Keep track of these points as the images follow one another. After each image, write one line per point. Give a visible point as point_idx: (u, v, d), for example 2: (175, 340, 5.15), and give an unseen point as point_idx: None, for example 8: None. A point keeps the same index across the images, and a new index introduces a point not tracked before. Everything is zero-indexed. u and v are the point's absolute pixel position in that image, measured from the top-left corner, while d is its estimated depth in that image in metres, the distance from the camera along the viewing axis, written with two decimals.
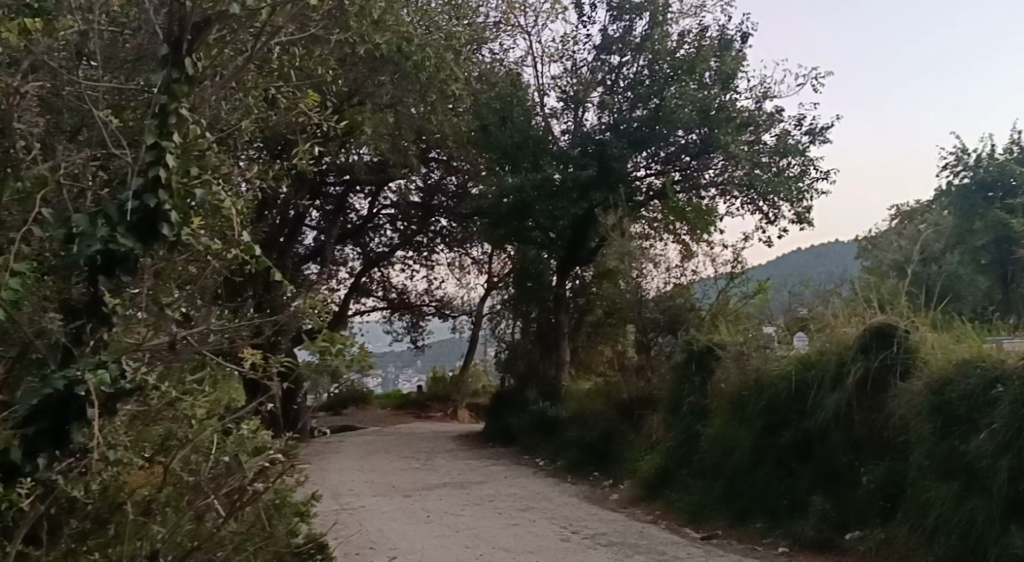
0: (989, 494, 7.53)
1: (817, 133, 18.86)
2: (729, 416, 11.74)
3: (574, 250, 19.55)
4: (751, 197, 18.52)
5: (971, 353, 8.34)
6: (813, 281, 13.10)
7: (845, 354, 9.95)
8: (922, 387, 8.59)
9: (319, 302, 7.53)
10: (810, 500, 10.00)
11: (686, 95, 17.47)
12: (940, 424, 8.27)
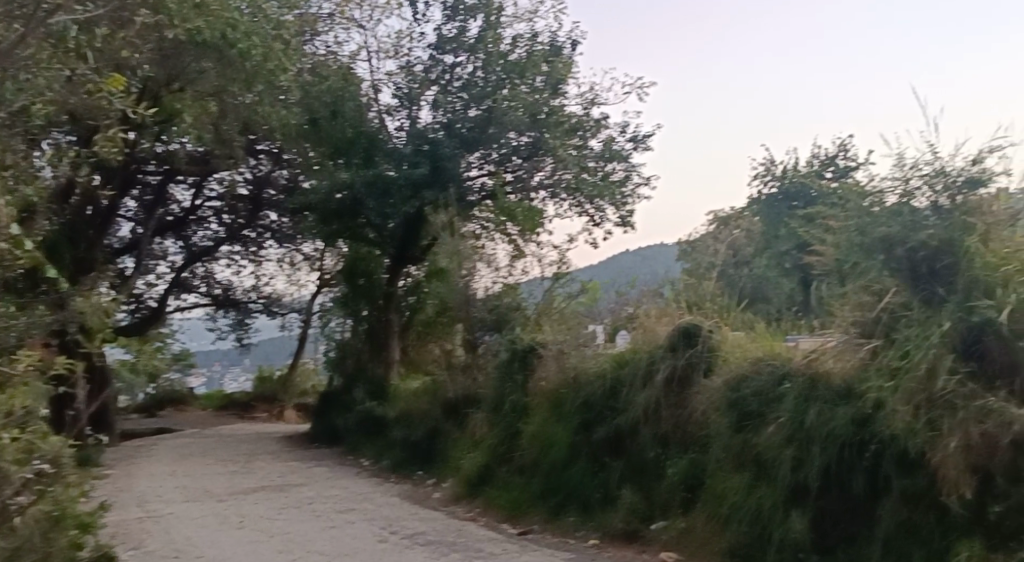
0: (776, 484, 8.07)
1: (640, 140, 19.57)
2: (549, 414, 12.01)
3: (406, 248, 19.37)
4: (579, 200, 18.84)
5: (765, 352, 8.91)
6: (635, 283, 13.56)
7: (655, 353, 10.38)
8: (720, 383, 9.06)
9: (100, 303, 7.23)
10: (620, 494, 10.38)
11: (518, 97, 17.76)
12: (735, 419, 8.78)
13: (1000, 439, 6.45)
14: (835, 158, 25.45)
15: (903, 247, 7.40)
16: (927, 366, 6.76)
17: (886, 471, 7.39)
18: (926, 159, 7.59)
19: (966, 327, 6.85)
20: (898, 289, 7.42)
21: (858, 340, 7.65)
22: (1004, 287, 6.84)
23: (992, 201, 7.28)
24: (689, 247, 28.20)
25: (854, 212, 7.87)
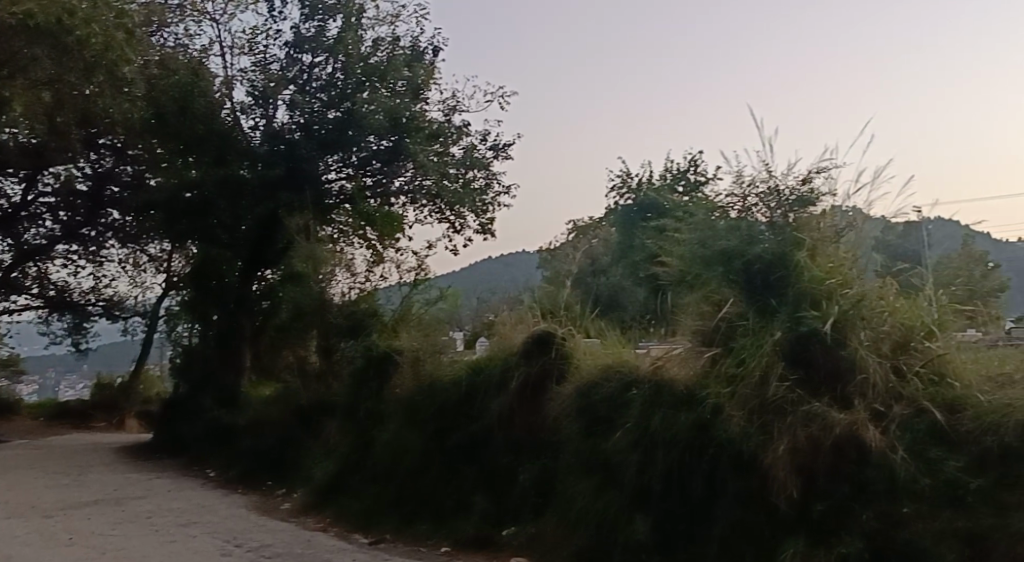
0: (622, 487, 8.29)
1: (500, 148, 19.77)
2: (402, 421, 11.84)
3: (259, 251, 18.51)
4: (438, 205, 19.05)
5: (614, 359, 9.12)
6: (499, 289, 13.75)
7: (510, 360, 10.48)
8: (571, 391, 9.22)
9: None
10: (472, 500, 10.40)
11: (378, 101, 17.30)
12: (585, 424, 8.97)
13: (823, 441, 6.88)
14: (685, 172, 26.52)
15: (740, 260, 7.77)
16: (760, 374, 7.25)
17: (722, 474, 7.66)
18: (762, 177, 8.08)
19: (794, 340, 7.26)
20: (735, 301, 7.83)
21: (699, 347, 8.03)
22: (828, 298, 7.41)
23: (818, 216, 7.87)
24: (549, 255, 28.65)
25: (697, 226, 8.23)
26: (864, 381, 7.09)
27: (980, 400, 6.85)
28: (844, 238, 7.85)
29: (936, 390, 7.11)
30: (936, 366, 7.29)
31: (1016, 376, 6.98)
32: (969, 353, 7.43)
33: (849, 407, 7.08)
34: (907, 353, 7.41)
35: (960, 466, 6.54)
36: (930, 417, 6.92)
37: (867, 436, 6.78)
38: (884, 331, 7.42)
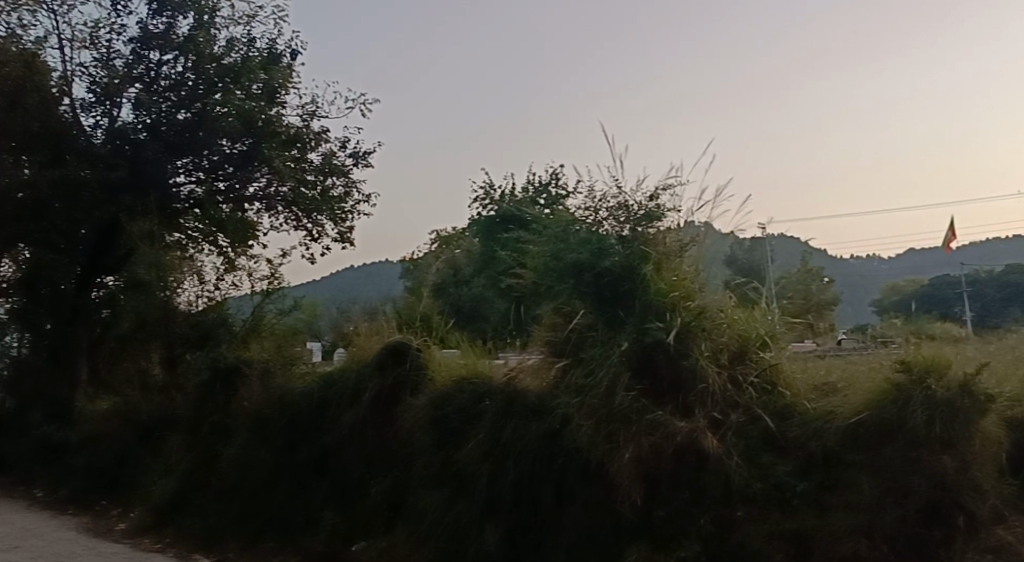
0: (472, 498, 8.26)
1: (359, 156, 19.44)
2: (248, 435, 11.41)
3: (99, 256, 17.69)
4: (294, 213, 18.42)
5: (468, 370, 9.12)
6: (356, 300, 13.44)
7: (364, 371, 10.27)
8: (423, 402, 9.08)
9: None
10: (321, 516, 10.14)
11: (231, 103, 16.61)
12: (438, 435, 8.86)
13: (665, 448, 7.05)
14: (547, 187, 26.84)
15: (591, 273, 7.86)
16: (607, 385, 7.37)
17: (571, 483, 7.75)
18: (612, 193, 8.25)
19: (640, 351, 7.45)
20: (585, 312, 7.96)
21: (550, 357, 8.17)
22: (672, 311, 7.64)
23: (664, 234, 8.09)
24: (410, 266, 28.37)
25: (551, 237, 8.35)
26: (704, 390, 7.35)
27: (807, 407, 7.33)
28: (688, 252, 8.13)
29: (768, 398, 7.52)
30: (768, 375, 7.74)
31: (838, 384, 7.61)
32: (796, 363, 7.95)
33: (689, 415, 7.32)
34: (743, 363, 7.78)
35: (788, 470, 6.91)
36: (762, 423, 7.32)
37: (705, 442, 7.00)
38: (722, 341, 7.73)
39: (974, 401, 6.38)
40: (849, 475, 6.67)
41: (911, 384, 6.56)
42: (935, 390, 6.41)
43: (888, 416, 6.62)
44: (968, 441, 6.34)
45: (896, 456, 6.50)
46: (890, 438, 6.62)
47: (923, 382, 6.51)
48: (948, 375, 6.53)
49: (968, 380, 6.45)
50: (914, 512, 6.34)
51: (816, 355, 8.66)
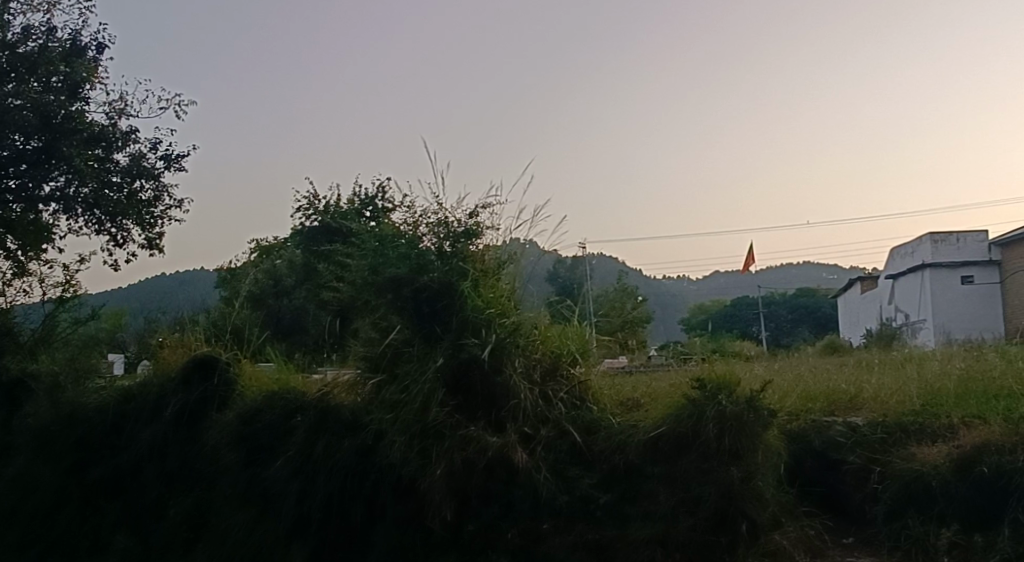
0: (279, 517, 8.05)
1: (171, 158, 18.40)
2: (29, 452, 10.44)
3: None
4: (97, 217, 16.88)
5: (281, 385, 8.87)
6: (164, 309, 12.75)
7: (166, 386, 9.75)
8: (230, 417, 8.67)
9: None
10: (113, 540, 9.56)
11: (24, 95, 15.06)
12: (244, 453, 8.49)
13: (477, 464, 7.13)
14: (372, 199, 26.56)
15: (410, 288, 7.83)
16: (422, 400, 7.40)
17: (382, 499, 7.67)
18: (433, 208, 8.28)
19: (455, 366, 7.53)
20: (401, 327, 7.90)
21: (365, 374, 8.12)
22: (487, 327, 7.75)
23: (481, 252, 8.26)
24: (227, 275, 27.23)
25: (370, 252, 8.13)
26: (517, 405, 7.49)
27: (612, 423, 7.65)
28: (505, 270, 8.36)
29: (577, 413, 7.80)
30: (578, 391, 8.04)
31: (641, 400, 8.13)
32: (603, 381, 8.37)
33: (501, 430, 7.48)
34: (555, 379, 8.03)
35: (592, 483, 7.17)
36: (570, 438, 7.57)
37: (516, 458, 7.12)
38: (535, 358, 7.96)
39: (760, 416, 6.83)
40: (648, 487, 7.05)
41: (705, 399, 6.96)
42: (726, 405, 6.83)
43: (683, 429, 6.98)
44: (753, 453, 6.75)
45: (690, 467, 6.86)
46: (685, 450, 6.97)
47: (716, 398, 6.93)
48: (736, 392, 7.01)
49: (753, 396, 6.94)
50: (703, 520, 6.68)
51: (613, 369, 9.18)
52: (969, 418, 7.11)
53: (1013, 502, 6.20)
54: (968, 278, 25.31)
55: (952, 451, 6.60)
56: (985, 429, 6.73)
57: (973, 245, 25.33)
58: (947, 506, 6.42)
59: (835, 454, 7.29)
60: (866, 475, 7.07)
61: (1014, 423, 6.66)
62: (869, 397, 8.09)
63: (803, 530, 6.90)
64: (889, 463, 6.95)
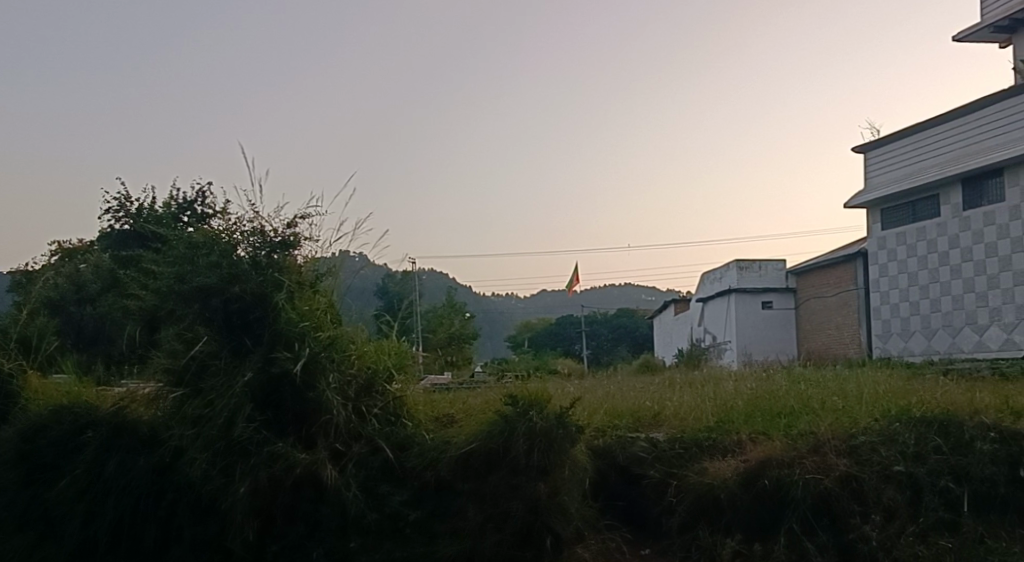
0: (62, 541, 7.53)
1: None
2: None
3: None
4: None
5: (71, 397, 8.31)
6: None
7: None
8: (11, 433, 8.04)
9: None
10: None
11: None
12: (25, 472, 7.88)
13: (284, 482, 6.97)
14: (190, 203, 25.33)
15: (219, 298, 7.56)
16: (227, 416, 7.13)
17: (179, 520, 7.35)
18: (248, 217, 8.03)
19: (265, 381, 7.35)
20: (208, 339, 7.57)
21: (166, 387, 7.72)
22: (300, 341, 7.57)
23: (299, 264, 8.10)
24: (23, 278, 25.18)
25: (178, 260, 7.70)
26: (329, 421, 7.39)
27: (425, 439, 7.66)
28: (323, 283, 8.23)
29: (390, 429, 7.74)
30: (393, 407, 7.98)
31: (455, 416, 8.20)
32: (419, 397, 8.37)
33: (311, 447, 7.35)
34: (370, 395, 7.94)
35: (402, 500, 7.16)
36: (383, 455, 7.49)
37: (323, 475, 7.02)
38: (351, 373, 7.84)
39: (567, 431, 7.04)
40: (457, 504, 7.13)
41: (517, 416, 7.08)
42: (535, 421, 7.00)
43: (494, 446, 7.09)
44: (560, 468, 6.96)
45: (499, 483, 6.99)
46: (495, 466, 7.10)
47: (527, 414, 7.07)
48: (546, 409, 7.19)
49: (562, 412, 7.15)
50: (509, 536, 6.82)
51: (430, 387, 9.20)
52: (755, 435, 7.61)
53: (789, 513, 6.69)
54: (768, 303, 26.96)
55: (739, 466, 7.02)
56: (768, 444, 7.23)
57: (773, 273, 27.12)
58: (733, 517, 6.87)
59: (637, 468, 7.62)
60: (663, 489, 7.42)
61: (793, 439, 7.21)
62: (669, 415, 8.50)
63: (604, 543, 7.14)
64: (684, 477, 7.31)
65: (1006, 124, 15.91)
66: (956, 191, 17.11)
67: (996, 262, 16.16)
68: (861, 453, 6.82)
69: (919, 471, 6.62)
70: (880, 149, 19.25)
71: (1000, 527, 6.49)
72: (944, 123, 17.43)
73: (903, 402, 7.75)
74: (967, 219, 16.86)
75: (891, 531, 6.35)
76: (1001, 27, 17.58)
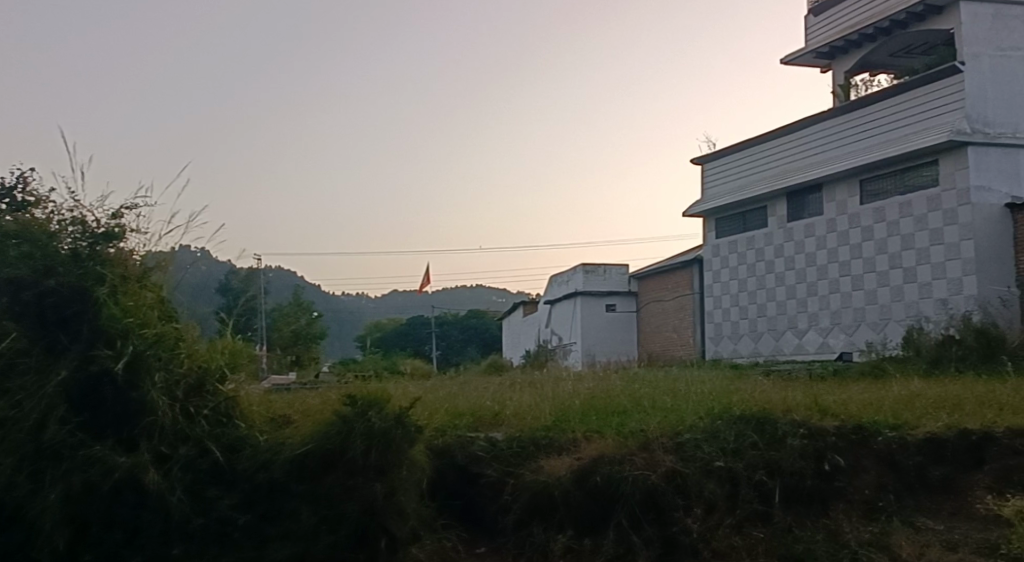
0: None
1: None
2: None
3: None
4: None
5: None
6: None
7: None
8: None
9: None
10: None
11: None
12: None
13: (100, 487, 6.58)
14: None
15: (31, 292, 7.12)
16: (36, 418, 6.73)
17: None
18: (68, 205, 7.57)
19: (83, 380, 7.01)
20: (18, 336, 7.05)
21: None
22: (124, 338, 7.12)
23: (125, 257, 7.65)
24: None
25: None
26: (153, 423, 6.98)
27: (258, 441, 7.36)
28: (152, 277, 7.86)
29: (221, 431, 7.36)
30: (224, 407, 7.60)
31: (292, 417, 7.97)
32: (254, 397, 8.05)
33: (133, 449, 6.96)
34: (200, 396, 7.52)
35: (231, 504, 6.89)
36: (212, 457, 7.11)
37: (145, 478, 6.61)
38: (180, 372, 7.43)
39: (406, 432, 7.00)
40: (290, 506, 6.95)
41: (355, 416, 7.00)
42: (374, 421, 6.92)
43: (331, 446, 6.97)
44: (398, 469, 6.92)
45: (335, 484, 6.91)
46: (331, 467, 7.00)
47: (365, 414, 6.99)
48: (385, 409, 7.11)
49: (401, 413, 7.08)
50: (345, 538, 6.74)
51: (268, 387, 8.93)
52: (589, 433, 7.79)
53: (618, 507, 6.89)
54: (611, 306, 27.78)
55: (572, 463, 7.20)
56: (601, 442, 7.45)
57: (616, 277, 27.96)
58: (565, 514, 7.02)
59: (475, 468, 7.66)
60: (501, 487, 7.48)
61: (625, 437, 7.44)
62: (508, 414, 8.58)
63: (440, 543, 7.12)
64: (520, 476, 7.41)
65: (827, 143, 17.01)
66: (781, 203, 18.20)
67: (815, 271, 17.27)
68: (686, 450, 7.14)
69: (738, 466, 6.98)
70: (717, 162, 20.21)
71: (806, 516, 6.89)
72: (773, 139, 18.45)
73: (726, 401, 8.15)
74: (790, 229, 17.95)
75: (710, 524, 6.68)
76: (822, 53, 18.81)
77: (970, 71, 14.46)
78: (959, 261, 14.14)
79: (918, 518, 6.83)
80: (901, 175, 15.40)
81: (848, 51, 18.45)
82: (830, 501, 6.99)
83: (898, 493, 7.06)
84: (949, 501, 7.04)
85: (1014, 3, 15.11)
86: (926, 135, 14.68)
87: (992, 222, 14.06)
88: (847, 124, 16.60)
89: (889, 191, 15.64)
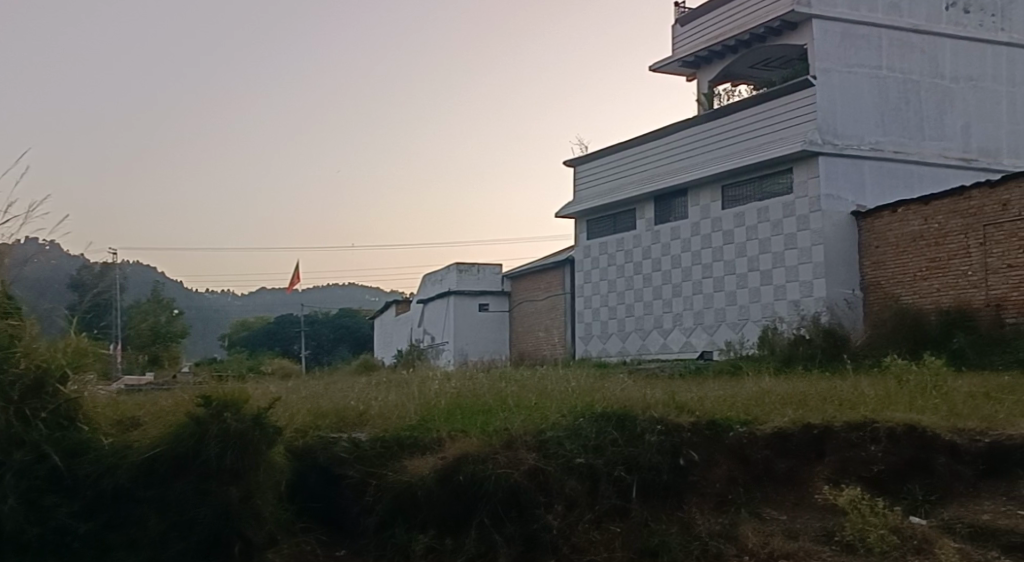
0: None
1: None
2: None
3: None
4: None
5: None
6: None
7: None
8: None
9: None
10: None
11: None
12: None
13: None
14: None
15: None
16: None
17: None
18: None
19: None
20: None
21: None
22: None
23: None
24: None
25: None
26: None
27: (102, 445, 6.94)
28: None
29: (61, 435, 6.89)
30: (65, 410, 7.11)
31: (142, 419, 7.54)
32: (100, 399, 7.59)
33: None
34: (40, 398, 7.01)
35: (70, 512, 6.55)
36: (51, 462, 6.66)
37: None
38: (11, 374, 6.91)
39: (264, 432, 6.74)
40: (137, 513, 6.64)
41: (209, 417, 6.71)
42: (228, 422, 6.64)
43: (182, 449, 6.66)
44: (253, 472, 6.68)
45: (186, 489, 6.59)
46: (182, 472, 6.68)
47: (219, 416, 6.70)
48: (243, 409, 6.84)
49: (260, 413, 6.83)
50: (195, 544, 6.48)
51: (120, 389, 8.51)
52: (454, 432, 7.71)
53: (481, 506, 6.88)
54: (484, 305, 27.85)
55: (435, 463, 7.12)
56: (466, 440, 7.39)
57: (490, 276, 28.04)
58: (427, 513, 6.97)
59: (337, 469, 7.47)
60: (363, 488, 7.33)
61: (489, 436, 7.41)
62: (373, 414, 8.43)
63: (298, 547, 6.89)
64: (383, 476, 7.28)
65: (692, 149, 17.55)
66: (649, 206, 18.69)
67: (679, 273, 17.82)
68: (549, 447, 7.20)
69: (598, 462, 7.11)
70: (588, 164, 20.60)
71: (661, 510, 7.08)
72: (642, 144, 18.93)
73: (590, 400, 8.22)
74: (657, 232, 18.45)
75: (570, 520, 6.77)
76: (688, 61, 19.42)
77: (821, 84, 15.26)
78: (811, 265, 14.89)
79: (764, 510, 7.17)
80: (759, 181, 16.07)
81: (711, 60, 19.12)
82: (684, 494, 7.22)
83: (746, 486, 7.38)
84: (791, 493, 7.39)
85: (861, 22, 15.99)
86: (782, 144, 15.36)
87: (839, 228, 14.88)
88: (710, 131, 17.19)
89: (747, 197, 16.30)
